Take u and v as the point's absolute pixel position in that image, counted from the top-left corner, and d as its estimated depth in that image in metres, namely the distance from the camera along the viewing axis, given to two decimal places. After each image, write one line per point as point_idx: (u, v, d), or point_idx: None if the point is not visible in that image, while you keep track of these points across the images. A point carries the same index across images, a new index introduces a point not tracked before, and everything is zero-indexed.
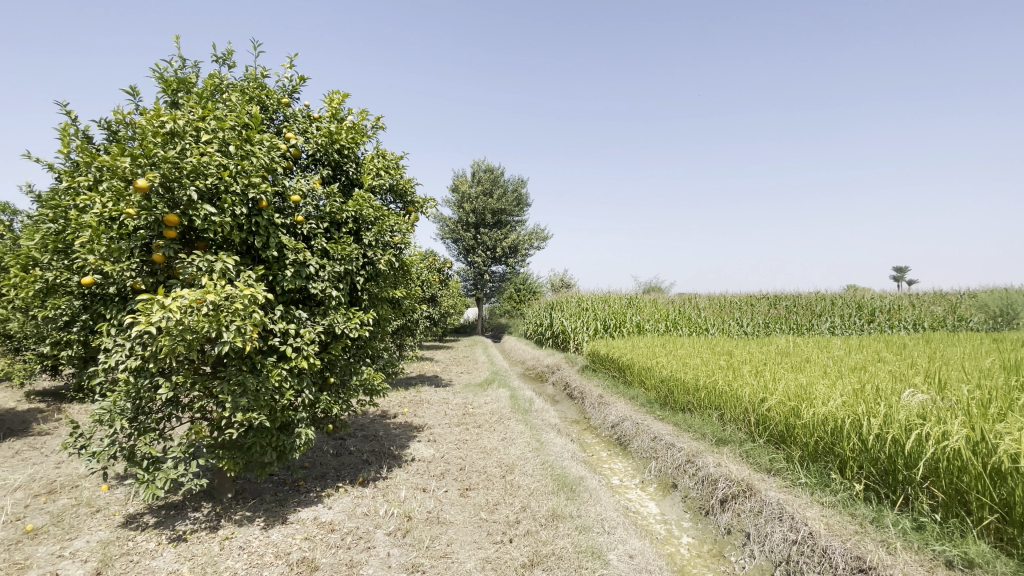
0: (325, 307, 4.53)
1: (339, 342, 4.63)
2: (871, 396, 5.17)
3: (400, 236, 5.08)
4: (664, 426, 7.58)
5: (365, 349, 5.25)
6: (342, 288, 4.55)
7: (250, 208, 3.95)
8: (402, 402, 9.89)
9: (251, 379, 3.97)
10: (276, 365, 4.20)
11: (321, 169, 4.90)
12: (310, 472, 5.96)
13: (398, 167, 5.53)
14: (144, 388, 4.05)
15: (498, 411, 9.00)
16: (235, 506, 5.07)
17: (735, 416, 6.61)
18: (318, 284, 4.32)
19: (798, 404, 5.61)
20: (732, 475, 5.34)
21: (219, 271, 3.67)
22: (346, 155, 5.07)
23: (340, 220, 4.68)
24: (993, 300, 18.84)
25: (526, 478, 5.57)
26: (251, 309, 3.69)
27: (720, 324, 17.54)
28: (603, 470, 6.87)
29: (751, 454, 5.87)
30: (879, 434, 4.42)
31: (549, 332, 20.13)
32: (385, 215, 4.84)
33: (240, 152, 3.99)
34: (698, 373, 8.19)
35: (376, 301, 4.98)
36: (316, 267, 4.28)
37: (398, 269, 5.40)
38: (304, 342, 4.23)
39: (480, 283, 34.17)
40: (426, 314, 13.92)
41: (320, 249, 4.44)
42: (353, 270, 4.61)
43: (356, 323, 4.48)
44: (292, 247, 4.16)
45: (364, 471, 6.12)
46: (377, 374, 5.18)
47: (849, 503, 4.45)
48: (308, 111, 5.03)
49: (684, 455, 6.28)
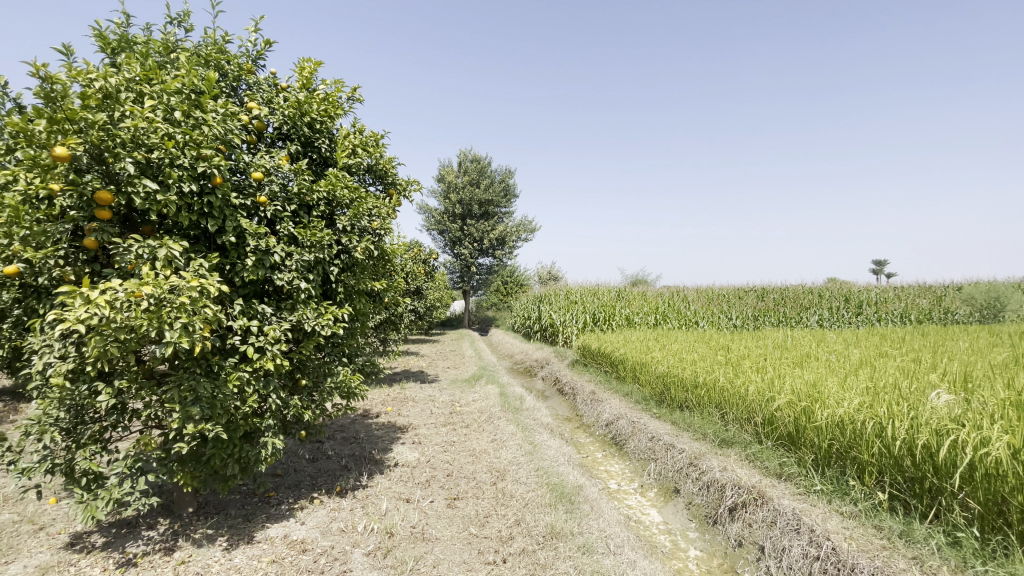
0: (293, 300, 4.00)
1: (311, 340, 4.11)
2: (889, 396, 4.82)
3: (378, 221, 4.57)
4: (662, 425, 7.22)
5: (341, 348, 4.75)
6: (313, 280, 4.02)
7: (202, 185, 3.40)
8: (385, 400, 9.38)
9: (205, 384, 3.45)
10: (236, 368, 3.68)
11: (288, 144, 4.34)
12: (283, 481, 5.45)
13: (377, 145, 5.00)
14: (82, 395, 3.50)
15: (487, 409, 8.55)
16: (196, 524, 4.53)
17: (739, 416, 6.24)
18: (284, 275, 3.79)
19: (810, 404, 5.24)
20: (741, 480, 4.95)
21: (162, 260, 3.14)
22: (318, 130, 4.52)
23: (311, 203, 4.15)
24: (979, 293, 18.86)
25: (520, 486, 5.13)
26: (201, 304, 3.17)
27: (710, 317, 17.32)
28: (599, 473, 6.46)
29: (758, 457, 5.50)
30: (906, 439, 4.09)
31: (537, 325, 19.69)
32: (361, 197, 4.31)
33: (189, 119, 3.42)
34: (696, 369, 7.83)
35: (352, 294, 4.47)
36: (281, 255, 3.75)
37: (378, 258, 4.89)
38: (268, 341, 3.71)
39: (467, 275, 33.60)
40: (411, 307, 13.36)
41: (286, 235, 3.91)
42: (325, 259, 4.08)
43: (328, 318, 3.96)
44: (253, 231, 3.62)
45: (343, 479, 5.62)
46: (355, 375, 4.68)
47: (872, 514, 4.13)
48: (274, 79, 4.46)
49: (686, 457, 5.89)
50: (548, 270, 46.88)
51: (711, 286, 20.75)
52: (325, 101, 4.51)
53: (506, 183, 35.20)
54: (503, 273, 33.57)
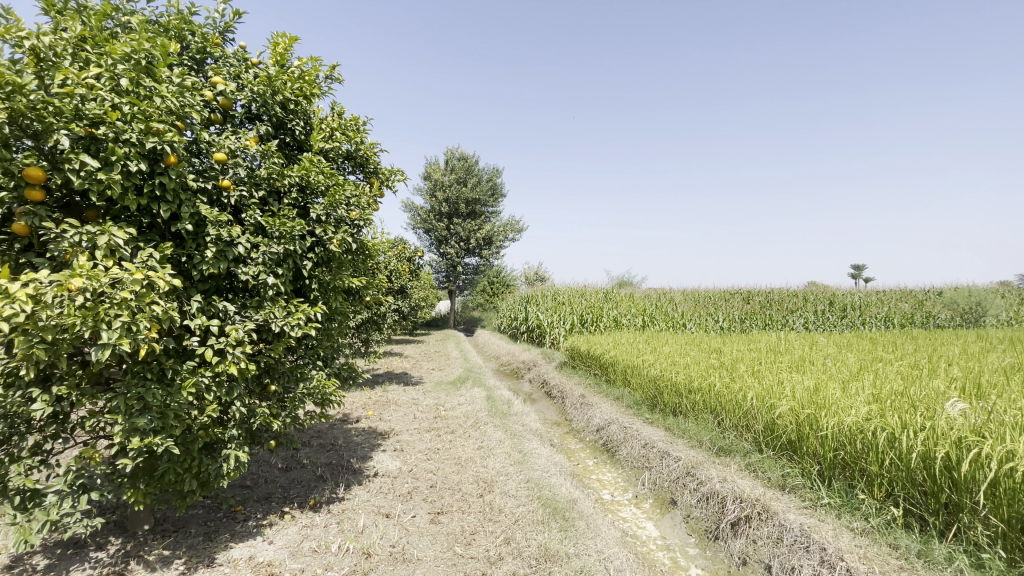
0: (260, 298, 3.59)
1: (280, 342, 3.71)
2: (899, 404, 4.58)
3: (357, 211, 4.15)
4: (655, 431, 6.94)
5: (315, 350, 4.36)
6: (282, 274, 3.62)
7: (153, 165, 2.99)
8: (365, 404, 8.94)
9: (156, 391, 3.04)
10: (195, 373, 3.29)
11: (258, 125, 3.93)
12: (251, 494, 5.01)
13: (358, 130, 4.61)
14: (15, 403, 2.99)
15: (473, 414, 8.18)
16: (151, 544, 4.07)
17: (738, 422, 5.96)
18: (248, 269, 3.39)
19: (815, 410, 4.95)
20: (744, 493, 4.66)
21: (105, 249, 2.73)
22: (292, 111, 4.12)
23: (281, 188, 3.76)
24: (961, 298, 19.03)
25: (509, 500, 4.78)
26: (149, 299, 2.77)
27: (697, 319, 17.13)
28: (591, 482, 6.14)
29: (760, 467, 5.22)
30: (924, 451, 3.86)
31: (524, 326, 19.35)
32: (338, 184, 3.93)
33: (139, 90, 3.00)
34: (690, 372, 7.58)
35: (327, 292, 4.08)
36: (245, 247, 3.36)
37: (357, 253, 4.51)
38: (230, 343, 3.31)
39: (452, 274, 33.09)
40: (395, 306, 12.90)
41: (253, 224, 3.51)
42: (296, 252, 3.68)
43: (299, 318, 3.57)
44: (214, 219, 3.22)
45: (317, 491, 5.20)
46: (330, 381, 4.29)
47: (885, 531, 3.90)
48: (243, 53, 4.03)
49: (683, 466, 5.61)
50: (535, 271, 46.61)
51: (698, 288, 20.61)
52: (301, 79, 4.12)
53: (494, 182, 34.87)
54: (489, 273, 33.18)
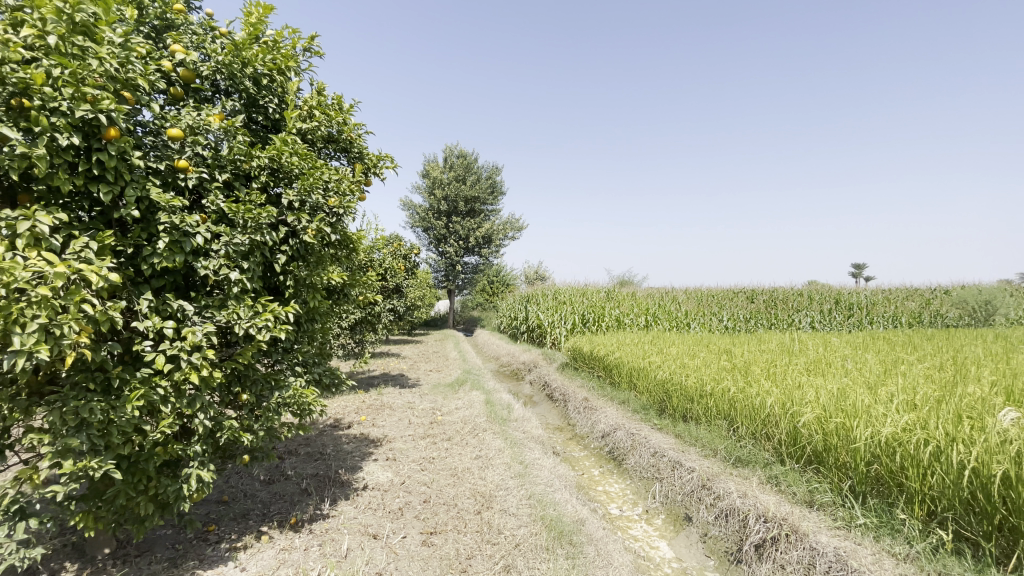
0: (224, 295, 3.15)
1: (248, 345, 3.27)
2: (941, 414, 4.15)
3: (337, 198, 3.70)
4: (665, 438, 6.51)
5: (293, 354, 3.92)
6: (249, 269, 3.18)
7: (91, 139, 2.56)
8: (359, 409, 8.51)
9: (95, 406, 2.61)
10: (147, 383, 2.86)
11: (226, 101, 3.49)
12: (227, 511, 4.57)
13: (341, 111, 4.17)
14: None
15: (471, 419, 7.74)
16: (109, 572, 3.61)
17: (756, 431, 5.53)
18: (208, 262, 2.95)
19: (845, 419, 4.51)
20: (769, 511, 4.22)
21: (27, 238, 2.29)
22: (264, 87, 3.68)
23: (249, 171, 3.32)
24: (970, 297, 18.65)
25: (509, 519, 4.35)
26: (79, 298, 2.34)
27: (701, 319, 16.72)
28: (597, 495, 5.70)
29: (782, 480, 4.78)
30: (977, 468, 3.44)
31: (524, 325, 18.93)
32: (314, 166, 3.50)
33: (75, 52, 2.57)
34: (701, 375, 7.14)
35: (303, 289, 3.64)
36: (203, 236, 2.92)
37: (339, 245, 4.07)
38: (186, 348, 2.87)
39: (452, 274, 32.64)
40: (390, 306, 12.46)
41: (215, 211, 3.07)
42: (265, 244, 3.23)
43: (267, 319, 3.13)
44: (165, 204, 2.79)
45: (300, 508, 4.76)
46: (310, 388, 3.86)
47: (933, 557, 3.47)
48: (210, 21, 3.58)
49: (697, 478, 5.17)
50: (535, 270, 46.14)
51: (701, 287, 20.20)
52: (274, 51, 3.68)
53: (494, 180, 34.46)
54: (488, 272, 32.75)
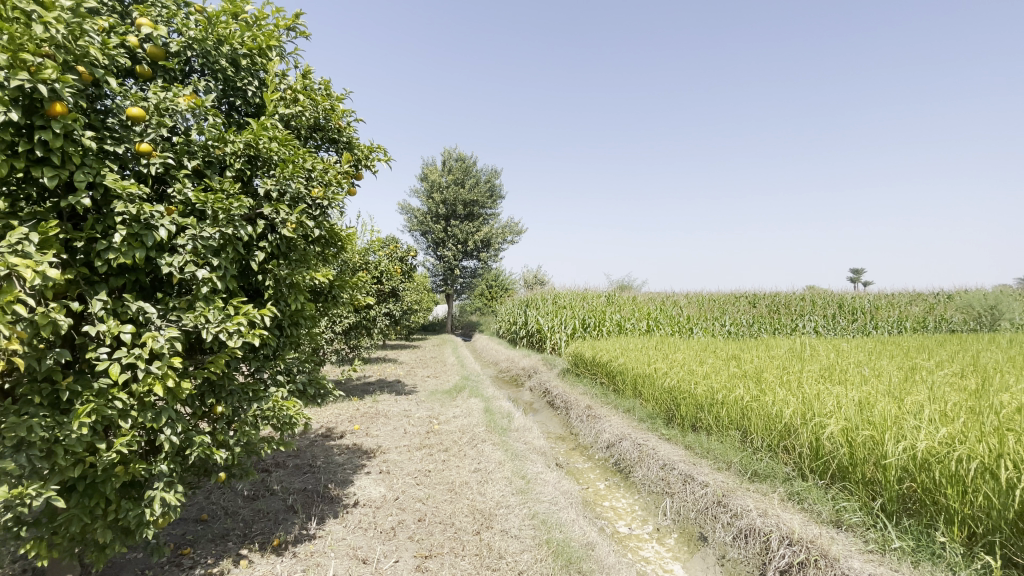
0: (191, 295, 2.81)
1: (220, 354, 2.93)
2: (980, 428, 3.81)
3: (321, 187, 3.38)
4: (674, 449, 6.16)
5: (273, 362, 3.57)
6: (220, 266, 2.84)
7: (32, 116, 2.23)
8: (352, 417, 8.14)
9: (36, 422, 2.27)
10: (101, 396, 2.53)
11: (200, 81, 3.16)
12: (205, 532, 4.21)
13: (328, 97, 3.87)
14: None
15: (469, 428, 7.38)
16: None
17: (773, 443, 5.18)
18: (173, 258, 2.62)
19: (874, 432, 4.16)
20: (795, 534, 3.89)
21: None
22: (241, 68, 3.37)
23: (222, 158, 2.99)
24: (975, 301, 18.35)
25: (511, 543, 4.00)
26: (11, 298, 2.02)
27: (703, 324, 16.43)
28: (604, 512, 5.33)
29: (805, 497, 4.43)
30: None
31: (523, 330, 18.58)
32: (295, 152, 3.18)
33: (16, 17, 2.24)
34: (711, 382, 6.79)
35: (284, 290, 3.31)
36: (167, 229, 2.58)
37: (323, 241, 3.73)
38: (144, 356, 2.52)
39: (450, 278, 32.24)
40: (387, 310, 12.10)
41: (182, 201, 2.74)
42: (237, 238, 2.89)
43: (238, 322, 2.78)
44: (122, 192, 2.46)
45: (284, 527, 4.39)
46: (291, 400, 3.50)
47: None
48: None
49: (711, 493, 4.84)
50: (534, 274, 45.79)
51: (703, 291, 19.88)
52: (253, 28, 3.36)
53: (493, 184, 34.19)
54: (487, 276, 32.41)
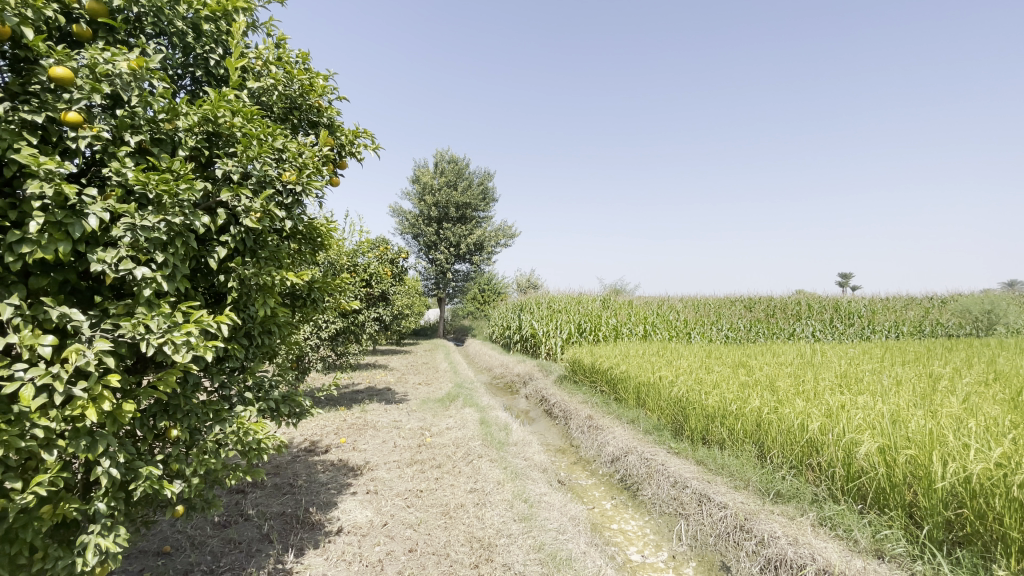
0: (133, 297, 2.34)
1: (169, 368, 2.46)
2: None
3: (293, 172, 2.93)
4: (685, 464, 5.72)
5: (240, 375, 3.10)
6: (168, 263, 2.37)
7: None
8: (338, 429, 7.62)
9: None
10: (17, 423, 2.02)
11: (152, 44, 2.73)
12: (166, 567, 3.68)
13: (306, 72, 3.43)
14: None
15: (464, 442, 6.90)
16: None
17: (796, 460, 4.76)
18: (106, 253, 2.14)
19: (918, 451, 3.74)
20: (833, 566, 3.46)
21: None
22: (203, 33, 2.94)
23: (174, 134, 2.53)
24: (973, 305, 18.18)
25: None
26: None
27: (700, 329, 16.07)
28: (613, 536, 4.90)
29: (838, 523, 4.01)
30: None
31: (517, 334, 18.11)
32: (260, 129, 2.73)
33: None
34: (722, 392, 6.36)
35: (251, 292, 2.85)
36: (98, 216, 2.10)
37: (298, 236, 3.26)
38: (66, 374, 2.02)
39: (442, 281, 31.64)
40: (376, 315, 11.56)
41: (119, 185, 2.26)
42: (187, 229, 2.41)
43: (185, 329, 2.31)
44: (40, 170, 1.98)
45: (257, 560, 3.88)
46: (259, 421, 3.01)
47: None
48: None
49: (732, 516, 4.41)
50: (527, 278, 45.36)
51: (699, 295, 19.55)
52: None
53: (485, 186, 33.77)
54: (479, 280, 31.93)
